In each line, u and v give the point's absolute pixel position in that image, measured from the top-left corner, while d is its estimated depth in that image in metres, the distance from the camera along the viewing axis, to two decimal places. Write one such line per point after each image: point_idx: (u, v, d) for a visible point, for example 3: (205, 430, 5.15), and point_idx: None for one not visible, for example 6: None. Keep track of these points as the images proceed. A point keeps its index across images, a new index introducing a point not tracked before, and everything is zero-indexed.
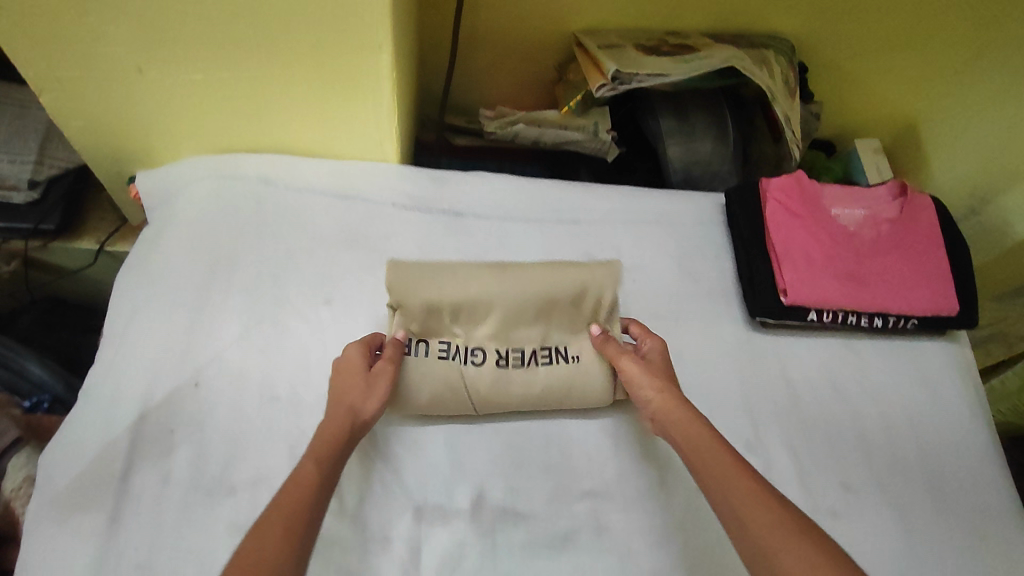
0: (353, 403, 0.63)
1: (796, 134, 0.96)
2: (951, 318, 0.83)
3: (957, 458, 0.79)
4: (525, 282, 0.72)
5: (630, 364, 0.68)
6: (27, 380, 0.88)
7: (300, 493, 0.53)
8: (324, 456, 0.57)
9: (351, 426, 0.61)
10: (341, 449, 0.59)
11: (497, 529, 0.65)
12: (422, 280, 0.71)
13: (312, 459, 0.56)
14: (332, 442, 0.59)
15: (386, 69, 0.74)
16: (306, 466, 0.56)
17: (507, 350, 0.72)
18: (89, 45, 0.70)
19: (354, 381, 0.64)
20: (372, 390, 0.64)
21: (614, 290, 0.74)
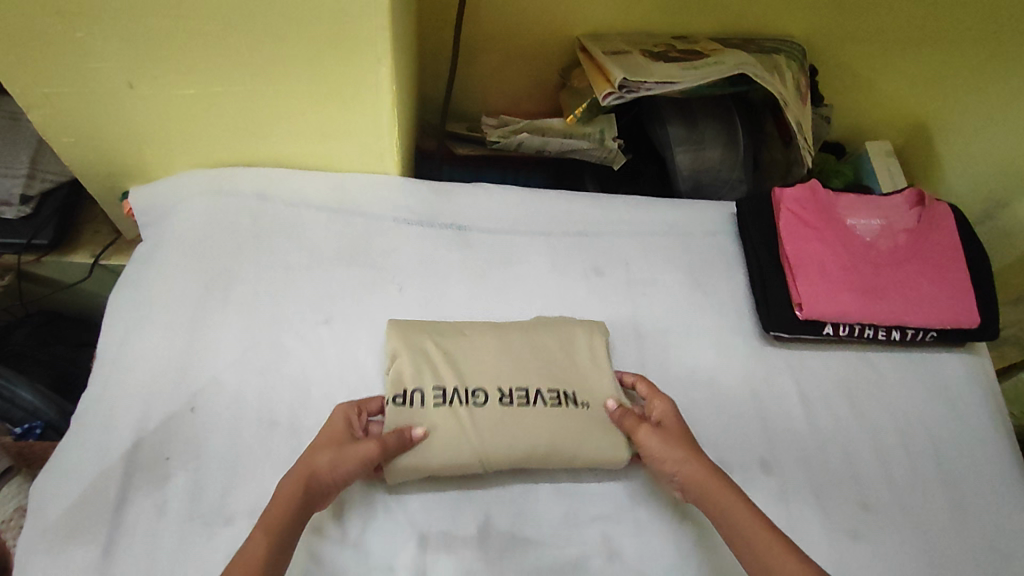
0: (314, 463, 0.58)
1: (807, 140, 0.93)
2: (972, 330, 0.80)
3: (980, 474, 0.76)
4: (520, 342, 0.71)
5: (648, 435, 0.65)
6: (18, 407, 0.85)
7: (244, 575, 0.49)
8: (274, 527, 0.53)
9: (305, 494, 0.56)
10: (292, 525, 0.54)
11: (506, 556, 0.63)
12: (418, 338, 0.70)
13: (261, 531, 0.53)
14: (285, 512, 0.55)
15: (386, 81, 0.72)
16: (256, 541, 0.52)
17: (509, 391, 0.67)
18: (78, 61, 0.67)
19: (327, 444, 0.60)
20: (343, 452, 0.60)
21: (603, 345, 0.74)
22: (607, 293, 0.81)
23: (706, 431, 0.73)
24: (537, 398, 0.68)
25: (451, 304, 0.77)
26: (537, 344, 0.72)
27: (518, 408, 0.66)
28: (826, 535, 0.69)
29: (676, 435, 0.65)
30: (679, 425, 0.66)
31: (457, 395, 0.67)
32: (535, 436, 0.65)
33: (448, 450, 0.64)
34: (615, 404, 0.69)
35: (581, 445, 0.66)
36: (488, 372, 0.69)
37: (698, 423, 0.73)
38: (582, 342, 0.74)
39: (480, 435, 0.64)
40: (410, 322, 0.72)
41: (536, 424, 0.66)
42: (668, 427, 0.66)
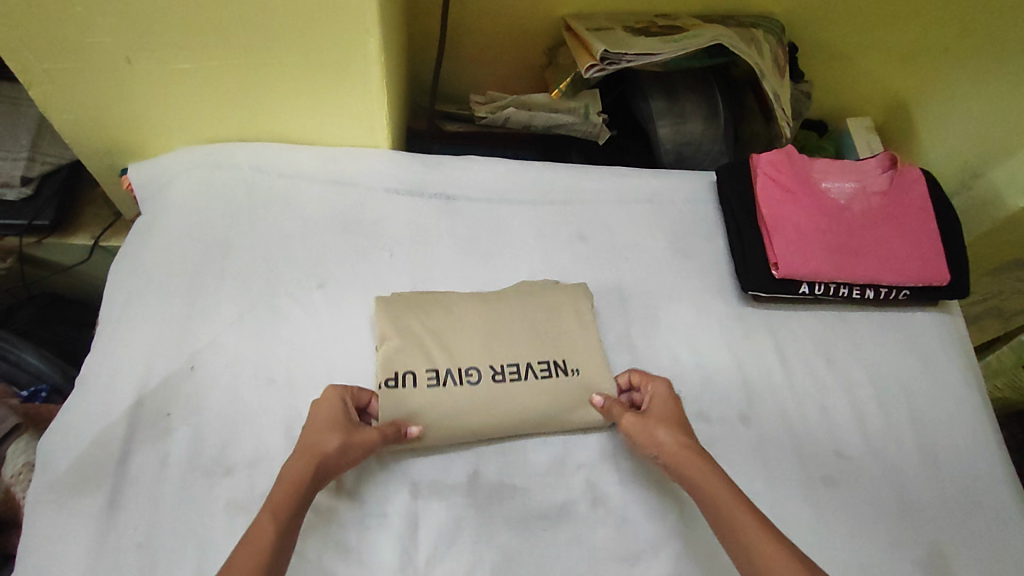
0: (322, 445, 0.59)
1: (785, 112, 0.96)
2: (943, 287, 0.83)
3: (951, 425, 0.79)
4: (509, 312, 0.74)
5: (635, 424, 0.66)
6: (25, 370, 0.88)
7: (257, 558, 0.49)
8: (282, 507, 0.54)
9: (314, 476, 0.57)
10: (299, 503, 0.55)
11: (494, 502, 0.66)
12: (407, 318, 0.72)
13: (268, 512, 0.53)
14: (291, 491, 0.55)
15: (374, 53, 0.74)
16: (263, 519, 0.52)
17: (501, 365, 0.71)
18: (77, 37, 0.70)
19: (324, 426, 0.61)
20: (351, 435, 0.61)
21: (590, 310, 0.77)
22: (592, 259, 0.84)
23: (687, 387, 0.76)
24: (528, 371, 0.71)
25: (442, 271, 0.80)
26: (526, 319, 0.74)
27: (511, 384, 0.70)
28: (801, 480, 0.72)
29: (662, 418, 0.66)
30: (669, 408, 0.68)
31: (451, 375, 0.69)
32: (528, 409, 0.69)
33: (446, 424, 0.67)
34: (600, 400, 0.70)
35: (568, 412, 0.70)
36: (476, 349, 0.71)
37: (679, 380, 0.76)
38: (569, 310, 0.76)
39: (474, 412, 0.67)
40: (400, 297, 0.74)
41: (531, 396, 0.69)
42: (656, 411, 0.67)
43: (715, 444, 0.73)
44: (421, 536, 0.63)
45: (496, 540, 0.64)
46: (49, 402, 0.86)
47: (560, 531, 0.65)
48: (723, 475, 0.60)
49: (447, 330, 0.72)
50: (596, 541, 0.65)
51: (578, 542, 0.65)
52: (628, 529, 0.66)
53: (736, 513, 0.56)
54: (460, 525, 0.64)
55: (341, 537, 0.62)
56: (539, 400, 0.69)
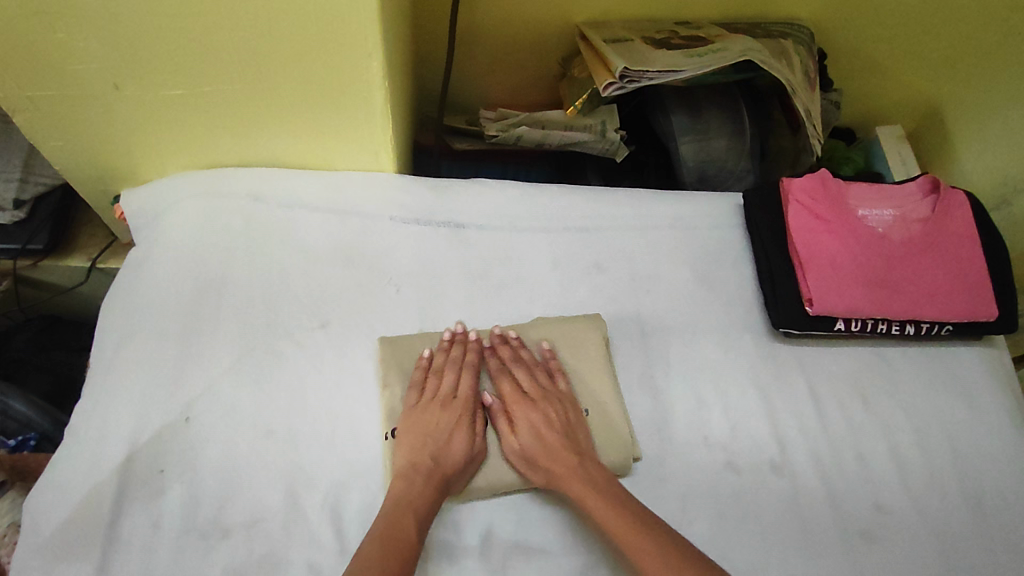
0: (451, 453, 0.62)
1: (817, 128, 0.90)
2: (990, 322, 0.78)
3: (998, 472, 0.74)
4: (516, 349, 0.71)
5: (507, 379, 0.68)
6: (12, 418, 0.84)
7: (401, 557, 0.54)
8: (418, 508, 0.58)
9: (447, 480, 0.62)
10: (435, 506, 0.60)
11: (509, 565, 0.61)
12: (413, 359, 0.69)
13: (413, 516, 0.57)
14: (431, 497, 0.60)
15: (378, 76, 0.69)
16: (408, 520, 0.57)
17: None
18: (60, 64, 0.65)
19: (439, 429, 0.64)
20: (473, 438, 0.64)
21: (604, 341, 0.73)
22: (610, 291, 0.79)
23: (713, 432, 0.71)
24: None
25: (450, 306, 0.75)
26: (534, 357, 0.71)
27: None
28: (838, 538, 0.67)
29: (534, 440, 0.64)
30: (545, 423, 0.65)
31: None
32: None
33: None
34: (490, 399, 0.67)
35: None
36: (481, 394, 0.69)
37: (705, 425, 0.71)
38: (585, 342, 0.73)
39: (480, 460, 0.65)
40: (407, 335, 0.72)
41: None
42: (524, 429, 0.65)
43: (744, 498, 0.68)
44: None
45: None
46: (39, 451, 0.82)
47: None
48: (611, 497, 0.59)
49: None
50: None
51: None
52: None
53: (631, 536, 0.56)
54: None
55: None
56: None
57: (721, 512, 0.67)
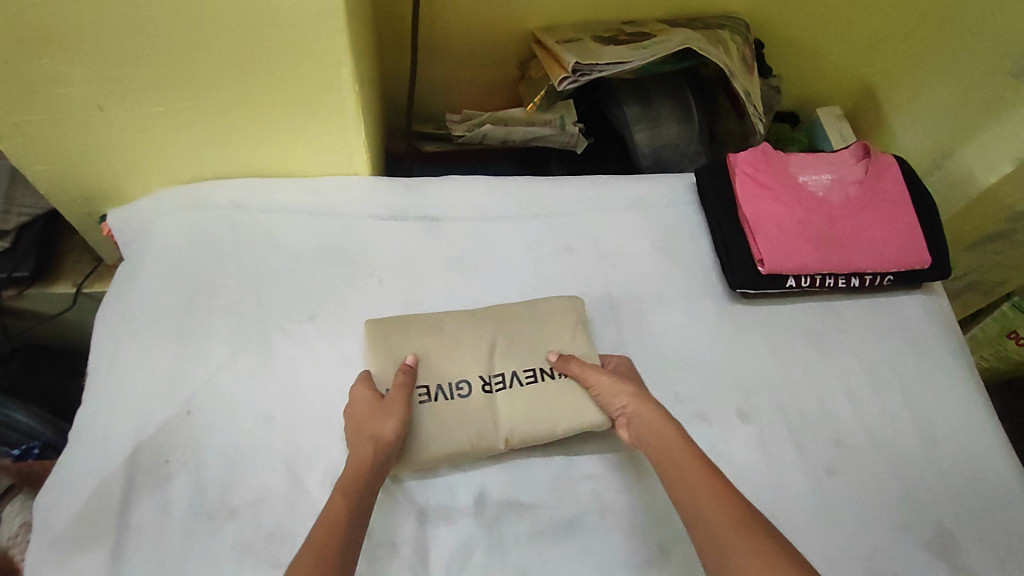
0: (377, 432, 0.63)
1: (757, 107, 0.99)
2: (925, 270, 0.85)
3: (946, 405, 0.80)
4: (494, 319, 0.75)
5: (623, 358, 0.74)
6: (15, 429, 0.86)
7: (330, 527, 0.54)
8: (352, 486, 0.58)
9: (375, 450, 0.62)
10: (368, 480, 0.60)
11: (502, 521, 0.66)
12: (398, 337, 0.72)
13: (340, 489, 0.58)
14: (359, 472, 0.60)
15: (347, 80, 0.74)
16: (335, 502, 0.56)
17: (490, 375, 0.71)
18: (45, 89, 0.70)
19: (372, 413, 0.65)
20: (385, 411, 0.65)
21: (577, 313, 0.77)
22: (580, 269, 0.85)
23: (684, 387, 0.77)
24: (515, 380, 0.71)
25: (432, 293, 0.80)
26: (510, 325, 0.74)
27: (500, 395, 0.70)
28: (803, 473, 0.73)
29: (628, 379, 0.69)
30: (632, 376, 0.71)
31: (442, 390, 0.70)
32: (519, 414, 0.69)
33: (442, 438, 0.67)
34: (557, 355, 0.72)
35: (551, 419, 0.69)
36: (465, 363, 0.72)
37: (676, 382, 0.77)
38: (564, 311, 0.76)
39: (462, 424, 0.68)
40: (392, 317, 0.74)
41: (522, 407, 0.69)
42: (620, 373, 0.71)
43: (715, 443, 0.74)
44: (432, 560, 0.64)
45: (507, 558, 0.64)
46: (44, 458, 0.85)
47: (570, 544, 0.66)
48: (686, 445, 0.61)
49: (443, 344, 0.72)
50: (607, 551, 0.66)
51: (588, 553, 0.65)
52: (636, 535, 0.67)
53: (692, 469, 0.58)
54: (470, 548, 0.64)
55: None
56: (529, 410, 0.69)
57: None
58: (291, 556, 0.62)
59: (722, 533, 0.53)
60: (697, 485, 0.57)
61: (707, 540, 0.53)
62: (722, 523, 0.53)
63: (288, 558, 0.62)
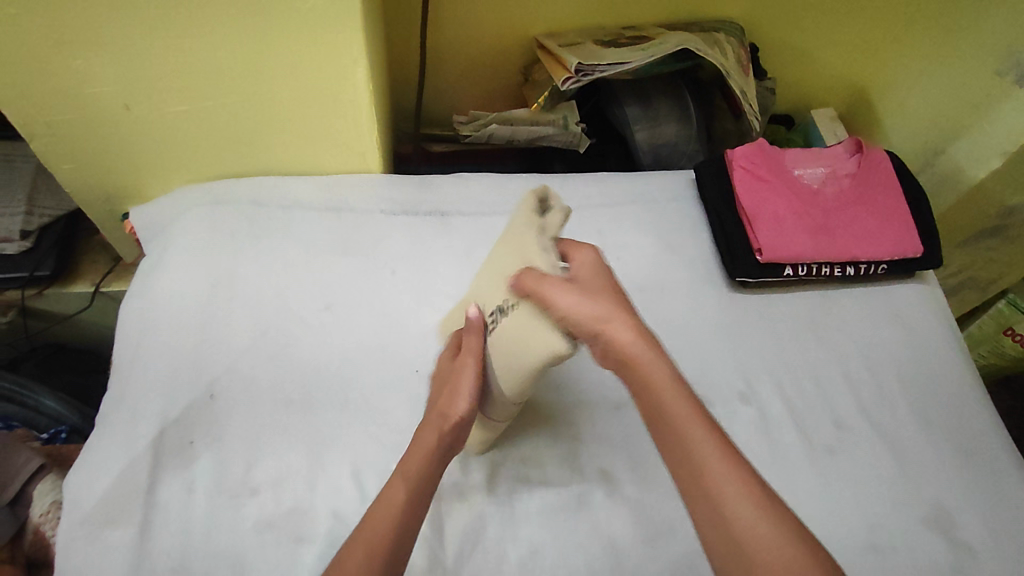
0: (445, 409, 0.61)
1: (753, 106, 1.03)
2: (918, 258, 0.88)
3: (941, 388, 0.83)
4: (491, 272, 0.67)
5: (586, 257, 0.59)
6: (43, 414, 0.89)
7: (390, 519, 0.54)
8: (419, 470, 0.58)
9: (443, 435, 0.59)
10: (432, 465, 0.58)
11: (514, 498, 0.69)
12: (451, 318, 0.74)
13: (399, 479, 0.57)
14: (425, 460, 0.58)
15: (361, 80, 0.78)
16: (396, 487, 0.56)
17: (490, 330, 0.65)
18: (76, 89, 0.73)
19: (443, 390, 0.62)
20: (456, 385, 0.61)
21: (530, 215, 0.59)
22: None
23: (687, 373, 0.80)
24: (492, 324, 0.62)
25: (442, 284, 0.83)
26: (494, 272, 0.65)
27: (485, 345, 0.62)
28: (804, 453, 0.76)
29: (600, 291, 0.56)
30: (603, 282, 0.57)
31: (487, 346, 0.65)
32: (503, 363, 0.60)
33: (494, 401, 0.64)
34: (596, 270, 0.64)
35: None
36: None
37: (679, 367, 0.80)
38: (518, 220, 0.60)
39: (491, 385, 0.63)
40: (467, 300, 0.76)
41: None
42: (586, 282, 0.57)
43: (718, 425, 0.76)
44: (447, 535, 0.66)
45: (519, 533, 0.67)
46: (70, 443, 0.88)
47: (579, 520, 0.68)
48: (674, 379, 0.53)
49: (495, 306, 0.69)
50: (615, 526, 0.68)
51: (597, 528, 0.68)
52: (644, 512, 0.69)
53: (689, 421, 0.51)
54: (484, 523, 0.67)
55: None
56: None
57: None
58: (312, 532, 0.65)
59: (726, 505, 0.48)
60: (694, 444, 0.50)
61: (705, 510, 0.49)
62: (724, 492, 0.48)
63: (309, 533, 0.65)
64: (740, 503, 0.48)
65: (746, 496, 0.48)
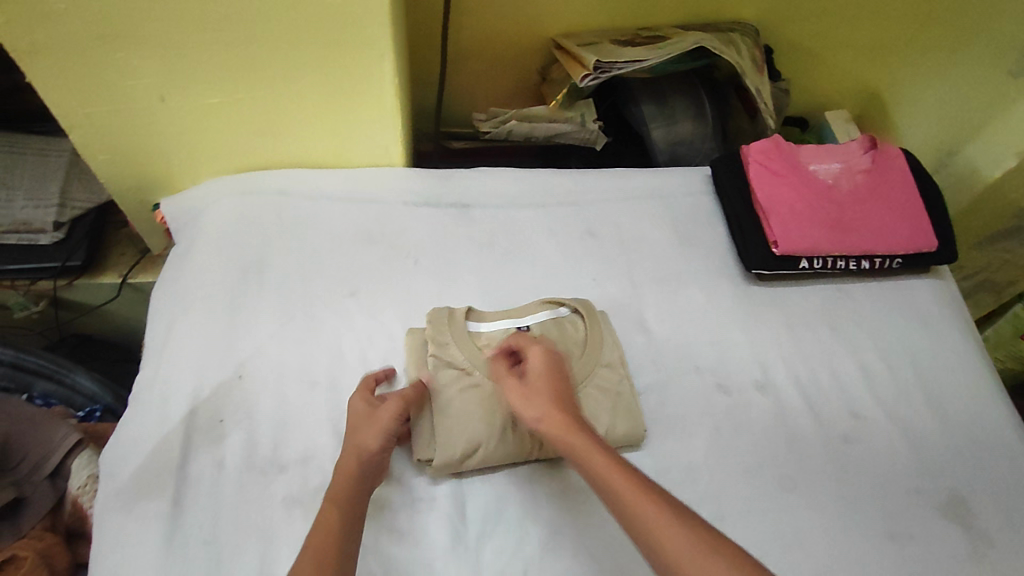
0: (360, 443, 0.63)
1: (768, 105, 1.04)
2: (932, 253, 0.89)
3: (956, 381, 0.83)
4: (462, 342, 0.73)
5: (534, 361, 0.68)
6: (80, 392, 0.93)
7: (324, 540, 0.55)
8: (344, 495, 0.59)
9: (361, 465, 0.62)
10: (357, 490, 0.60)
11: (535, 479, 0.70)
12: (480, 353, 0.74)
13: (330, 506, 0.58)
14: (349, 484, 0.60)
15: (388, 74, 0.81)
16: (327, 508, 0.58)
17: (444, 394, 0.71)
18: (115, 81, 0.76)
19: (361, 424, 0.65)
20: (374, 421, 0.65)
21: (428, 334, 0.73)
22: (603, 253, 0.89)
23: (703, 362, 0.81)
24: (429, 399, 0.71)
25: (463, 274, 0.85)
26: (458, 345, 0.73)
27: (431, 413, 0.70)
28: (820, 442, 0.77)
29: (544, 391, 0.66)
30: (546, 380, 0.67)
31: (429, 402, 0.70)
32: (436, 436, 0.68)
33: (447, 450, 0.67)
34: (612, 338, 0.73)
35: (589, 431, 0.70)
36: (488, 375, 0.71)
37: (695, 357, 0.81)
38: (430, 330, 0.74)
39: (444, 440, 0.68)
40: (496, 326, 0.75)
41: None
42: (534, 381, 0.67)
43: (735, 414, 0.77)
44: (469, 515, 0.67)
45: (540, 514, 0.68)
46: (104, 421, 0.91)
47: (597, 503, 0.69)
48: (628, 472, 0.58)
49: (479, 365, 0.72)
50: None
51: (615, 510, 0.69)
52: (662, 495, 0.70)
53: (644, 502, 0.55)
54: (505, 504, 0.68)
55: (391, 520, 0.66)
56: None
57: (716, 426, 0.76)
58: None
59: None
60: (655, 525, 0.53)
61: (653, 555, 0.53)
62: (665, 537, 0.52)
63: None
64: (682, 540, 0.52)
65: (688, 535, 0.52)
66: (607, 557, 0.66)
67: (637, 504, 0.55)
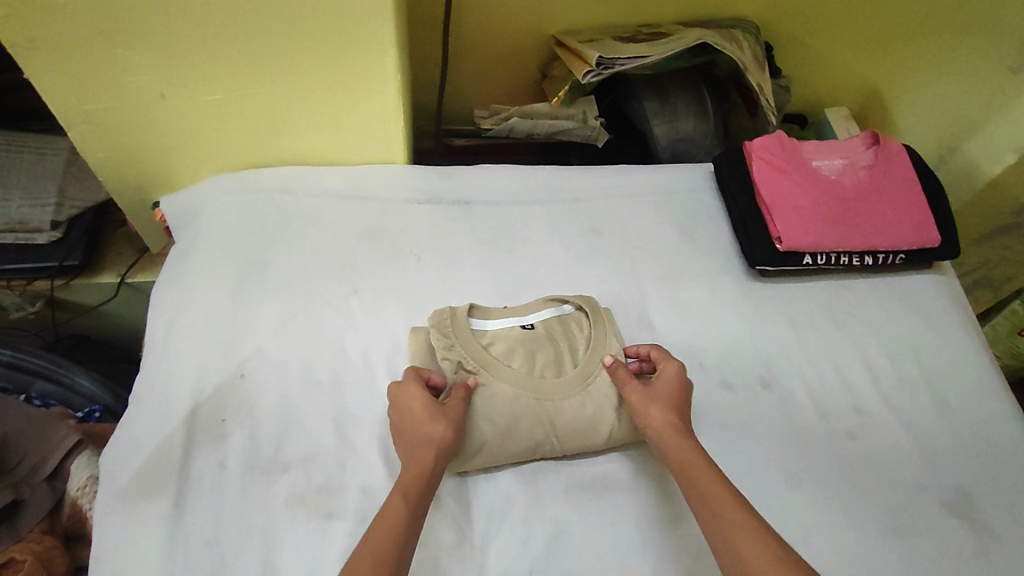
0: (430, 434, 0.62)
1: (770, 102, 1.04)
2: (935, 249, 0.89)
3: (960, 376, 0.83)
4: (467, 338, 0.71)
5: (670, 372, 0.69)
6: (77, 393, 0.92)
7: (389, 533, 0.55)
8: (411, 488, 0.59)
9: (434, 458, 0.61)
10: (428, 483, 0.60)
11: (539, 478, 0.69)
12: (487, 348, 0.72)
13: (401, 492, 0.58)
14: (418, 476, 0.60)
15: (391, 70, 0.80)
16: (393, 501, 0.58)
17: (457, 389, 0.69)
18: (115, 77, 0.75)
19: (428, 413, 0.63)
20: (444, 415, 0.63)
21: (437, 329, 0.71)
22: (605, 250, 0.89)
23: (707, 359, 0.81)
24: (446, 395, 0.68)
25: (466, 271, 0.85)
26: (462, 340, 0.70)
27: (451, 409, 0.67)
28: (825, 438, 0.76)
29: (665, 397, 0.67)
30: (674, 388, 0.68)
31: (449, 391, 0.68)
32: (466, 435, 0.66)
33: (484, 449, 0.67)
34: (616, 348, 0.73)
35: (593, 430, 0.69)
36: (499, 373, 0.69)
37: (700, 353, 0.81)
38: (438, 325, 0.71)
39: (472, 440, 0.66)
40: (499, 322, 0.74)
41: (569, 419, 0.69)
42: (659, 386, 0.68)
43: (740, 410, 0.77)
44: (474, 513, 0.67)
45: (545, 513, 0.67)
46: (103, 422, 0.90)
47: (602, 501, 0.69)
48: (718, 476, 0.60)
49: (484, 362, 0.70)
50: (640, 506, 0.69)
51: (620, 509, 0.68)
52: (667, 493, 0.70)
53: (724, 503, 0.57)
54: (510, 502, 0.68)
55: None
56: (574, 422, 0.68)
57: (721, 422, 0.76)
58: (341, 508, 0.66)
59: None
60: (729, 525, 0.56)
61: (729, 560, 0.54)
62: (732, 532, 0.55)
63: (338, 510, 0.66)
64: (760, 553, 0.53)
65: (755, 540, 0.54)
66: (613, 556, 0.66)
67: (718, 502, 0.58)
